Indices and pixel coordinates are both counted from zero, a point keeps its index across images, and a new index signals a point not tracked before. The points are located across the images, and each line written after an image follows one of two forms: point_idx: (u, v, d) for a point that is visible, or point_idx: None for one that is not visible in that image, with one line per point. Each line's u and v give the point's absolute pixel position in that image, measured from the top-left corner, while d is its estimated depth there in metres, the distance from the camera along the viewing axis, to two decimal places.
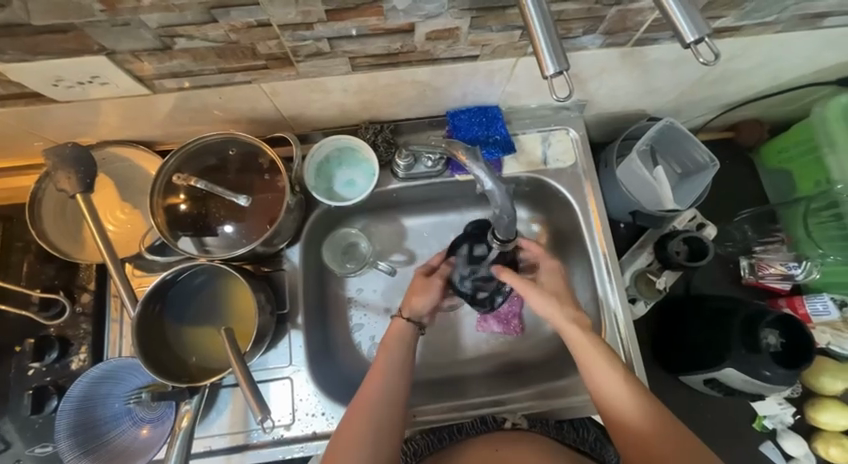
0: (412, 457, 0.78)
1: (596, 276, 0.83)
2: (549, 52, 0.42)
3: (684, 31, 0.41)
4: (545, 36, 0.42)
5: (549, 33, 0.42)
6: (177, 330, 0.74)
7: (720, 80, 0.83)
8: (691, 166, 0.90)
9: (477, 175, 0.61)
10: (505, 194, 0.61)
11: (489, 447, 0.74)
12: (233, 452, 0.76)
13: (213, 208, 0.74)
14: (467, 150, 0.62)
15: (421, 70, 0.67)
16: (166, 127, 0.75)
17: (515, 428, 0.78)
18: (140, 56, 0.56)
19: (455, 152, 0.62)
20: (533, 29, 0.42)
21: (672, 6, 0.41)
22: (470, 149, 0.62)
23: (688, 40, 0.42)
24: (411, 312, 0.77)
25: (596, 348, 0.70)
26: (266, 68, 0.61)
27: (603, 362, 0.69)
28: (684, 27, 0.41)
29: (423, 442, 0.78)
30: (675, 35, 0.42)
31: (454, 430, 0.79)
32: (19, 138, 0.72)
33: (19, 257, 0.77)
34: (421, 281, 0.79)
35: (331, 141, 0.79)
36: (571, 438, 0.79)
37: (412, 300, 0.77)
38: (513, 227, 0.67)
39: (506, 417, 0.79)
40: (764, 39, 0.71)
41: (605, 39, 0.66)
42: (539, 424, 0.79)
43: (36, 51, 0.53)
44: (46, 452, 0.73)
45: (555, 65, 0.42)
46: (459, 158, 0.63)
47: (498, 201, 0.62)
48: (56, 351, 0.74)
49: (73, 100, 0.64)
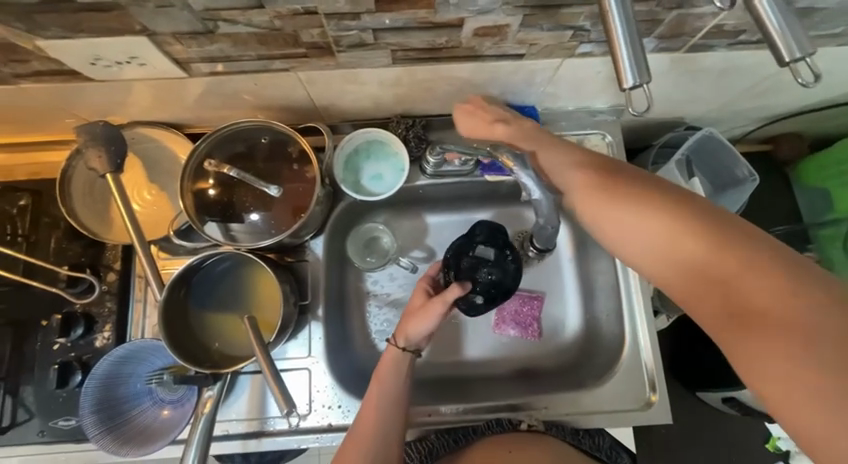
0: (427, 457, 0.79)
1: None
2: (630, 62, 0.40)
3: (781, 49, 0.39)
4: (622, 28, 0.40)
5: (633, 40, 0.40)
6: (200, 314, 0.73)
7: (771, 90, 0.79)
8: (728, 180, 0.88)
9: (525, 183, 0.61)
10: (552, 202, 0.63)
11: (503, 448, 0.78)
12: (249, 438, 0.76)
13: (242, 196, 0.74)
14: (514, 156, 0.61)
15: (462, 67, 0.65)
16: (197, 111, 0.74)
17: (532, 430, 0.80)
18: (180, 39, 0.54)
19: (500, 155, 0.62)
20: (607, 13, 0.40)
21: (770, 19, 0.39)
22: (517, 155, 0.61)
23: (785, 60, 0.40)
24: (407, 340, 0.72)
25: (614, 195, 0.52)
26: (306, 56, 0.60)
27: (596, 185, 0.55)
28: (781, 45, 0.39)
29: (440, 442, 0.80)
30: (770, 51, 0.40)
31: (469, 431, 0.80)
32: (51, 113, 0.72)
33: (47, 233, 0.78)
34: (422, 305, 0.72)
35: (361, 134, 0.78)
36: (586, 444, 0.82)
37: (409, 329, 0.71)
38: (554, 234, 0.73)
39: (522, 419, 0.80)
40: (826, 51, 0.68)
41: (658, 44, 0.62)
42: (554, 428, 0.81)
43: (77, 29, 0.51)
44: (69, 425, 0.74)
45: (636, 78, 0.40)
46: (503, 162, 0.62)
47: (543, 211, 0.65)
48: (81, 327, 0.75)
49: (108, 79, 0.63)
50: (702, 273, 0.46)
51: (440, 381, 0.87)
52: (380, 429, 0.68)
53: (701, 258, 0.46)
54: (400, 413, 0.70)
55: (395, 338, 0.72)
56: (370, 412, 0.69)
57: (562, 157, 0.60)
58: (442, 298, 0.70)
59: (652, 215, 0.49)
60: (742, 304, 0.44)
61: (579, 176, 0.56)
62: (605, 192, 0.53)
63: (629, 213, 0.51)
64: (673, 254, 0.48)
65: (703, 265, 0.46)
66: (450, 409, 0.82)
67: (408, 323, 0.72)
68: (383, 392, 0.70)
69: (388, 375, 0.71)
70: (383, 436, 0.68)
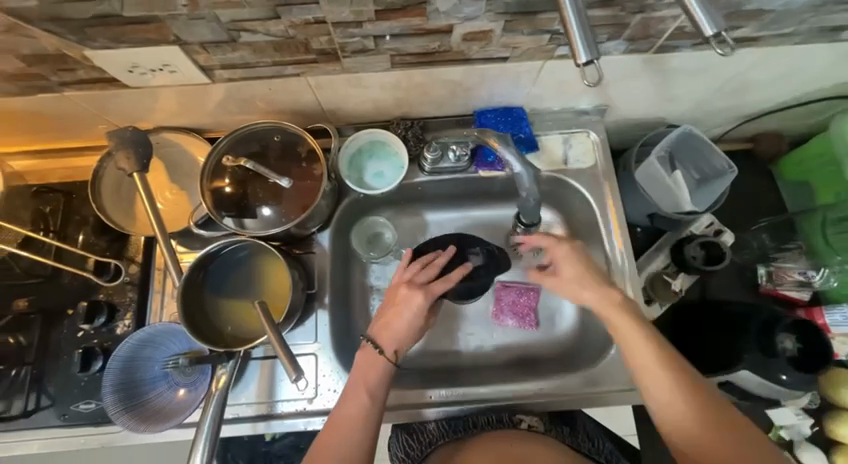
0: (426, 448, 0.84)
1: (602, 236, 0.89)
2: (581, 42, 0.46)
3: (704, 25, 0.45)
4: (578, 28, 0.46)
5: (581, 24, 0.46)
6: (214, 300, 0.78)
7: (741, 89, 0.86)
8: (709, 172, 0.93)
9: (508, 160, 0.70)
10: (533, 176, 0.71)
11: (508, 440, 0.78)
12: (258, 420, 0.80)
13: (255, 192, 0.81)
14: (499, 137, 0.69)
15: (454, 70, 0.72)
16: (216, 116, 0.82)
17: (531, 430, 0.81)
18: (207, 48, 0.63)
19: (487, 139, 0.69)
20: (567, 21, 0.46)
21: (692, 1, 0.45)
22: (501, 136, 0.69)
23: (707, 33, 0.45)
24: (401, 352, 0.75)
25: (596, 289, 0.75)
26: (315, 62, 0.67)
27: (584, 275, 0.77)
28: (703, 21, 0.45)
29: (438, 432, 0.84)
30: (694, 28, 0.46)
31: (468, 424, 0.83)
32: (87, 120, 0.80)
33: (75, 230, 0.85)
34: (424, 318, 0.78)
35: (364, 135, 0.86)
36: (585, 447, 0.83)
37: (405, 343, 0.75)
38: (537, 210, 0.79)
39: (522, 419, 0.83)
40: (783, 50, 0.75)
41: (629, 45, 0.70)
42: (554, 428, 0.83)
43: (120, 40, 0.60)
44: (89, 408, 0.78)
45: (586, 54, 0.46)
46: (490, 145, 0.70)
47: (526, 186, 0.72)
48: (104, 316, 0.80)
49: (141, 86, 0.71)
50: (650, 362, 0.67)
51: (440, 369, 0.92)
52: (359, 428, 0.67)
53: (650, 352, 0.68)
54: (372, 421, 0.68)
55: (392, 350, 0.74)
56: (354, 405, 0.69)
57: (579, 286, 0.76)
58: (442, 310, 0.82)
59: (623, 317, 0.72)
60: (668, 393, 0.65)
61: (574, 275, 0.77)
62: (589, 286, 0.76)
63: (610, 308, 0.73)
64: (672, 396, 0.65)
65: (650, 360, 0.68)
66: (449, 392, 0.83)
67: (406, 336, 0.75)
68: (368, 390, 0.70)
69: (369, 382, 0.71)
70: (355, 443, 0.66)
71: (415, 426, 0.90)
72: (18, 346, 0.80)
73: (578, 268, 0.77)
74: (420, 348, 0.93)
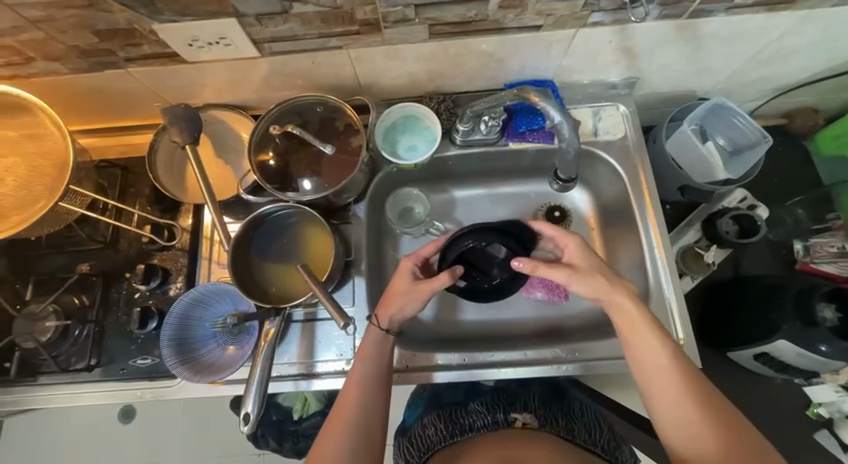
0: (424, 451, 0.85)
1: (636, 207, 0.89)
2: None
3: None
4: None
5: None
6: (260, 263, 0.83)
7: (776, 58, 0.86)
8: (742, 143, 0.92)
9: (548, 111, 0.78)
10: (572, 126, 0.79)
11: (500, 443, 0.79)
12: (300, 379, 0.84)
13: (297, 165, 0.85)
14: (538, 92, 0.77)
15: (488, 40, 0.75)
16: (261, 92, 0.87)
17: (524, 427, 0.82)
18: (261, 20, 0.68)
19: (527, 94, 0.78)
20: None
21: None
22: (541, 91, 0.77)
23: None
24: (389, 321, 0.78)
25: (615, 294, 0.73)
26: (358, 33, 0.72)
27: (602, 281, 0.74)
28: None
29: (437, 437, 0.85)
30: None
31: (466, 427, 0.84)
32: (144, 96, 0.87)
33: (133, 200, 0.91)
34: (406, 285, 0.79)
35: (399, 108, 0.89)
36: (581, 439, 0.82)
37: (387, 308, 0.79)
38: (574, 165, 0.87)
39: (516, 417, 0.84)
40: (820, 13, 0.75)
41: (662, 10, 0.71)
42: (549, 423, 0.83)
43: (185, 13, 0.65)
44: (146, 363, 0.84)
45: None
46: (531, 99, 0.78)
47: (567, 136, 0.81)
48: (159, 278, 0.85)
49: (197, 61, 0.77)
50: (660, 368, 0.69)
51: (470, 339, 0.94)
52: (366, 394, 0.74)
53: (661, 359, 0.70)
54: (378, 393, 0.75)
55: (377, 319, 0.79)
56: (359, 373, 0.75)
57: (596, 281, 0.74)
58: (431, 281, 0.77)
59: (639, 323, 0.72)
60: (673, 398, 0.67)
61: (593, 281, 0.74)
62: (607, 292, 0.74)
63: (626, 313, 0.73)
64: (679, 404, 0.67)
65: (660, 366, 0.69)
66: (465, 362, 0.86)
67: (388, 304, 0.79)
68: (370, 366, 0.76)
69: (367, 357, 0.77)
70: (366, 411, 0.73)
71: (415, 432, 0.91)
72: (81, 305, 0.86)
73: (594, 276, 0.74)
74: (449, 320, 0.96)
